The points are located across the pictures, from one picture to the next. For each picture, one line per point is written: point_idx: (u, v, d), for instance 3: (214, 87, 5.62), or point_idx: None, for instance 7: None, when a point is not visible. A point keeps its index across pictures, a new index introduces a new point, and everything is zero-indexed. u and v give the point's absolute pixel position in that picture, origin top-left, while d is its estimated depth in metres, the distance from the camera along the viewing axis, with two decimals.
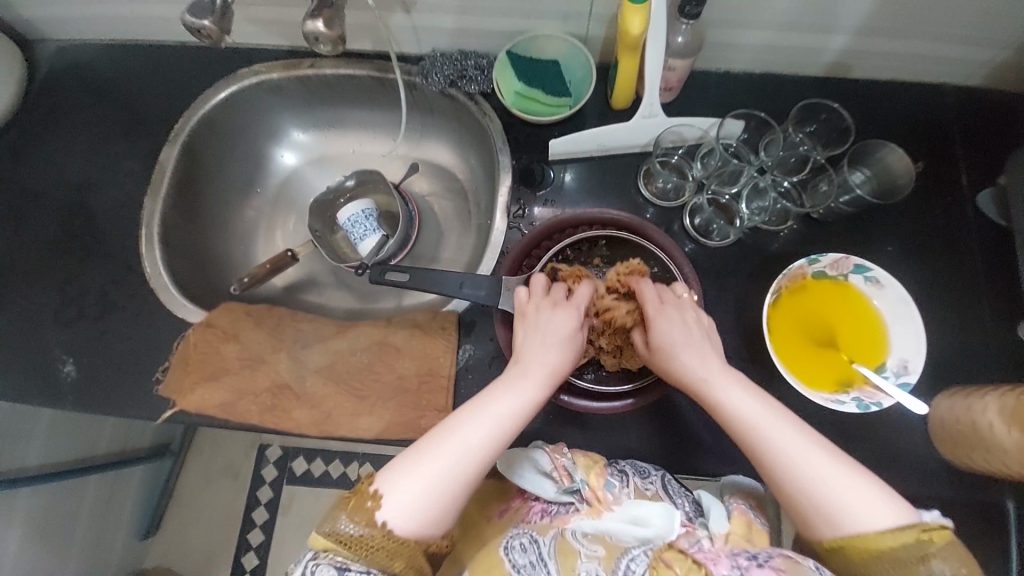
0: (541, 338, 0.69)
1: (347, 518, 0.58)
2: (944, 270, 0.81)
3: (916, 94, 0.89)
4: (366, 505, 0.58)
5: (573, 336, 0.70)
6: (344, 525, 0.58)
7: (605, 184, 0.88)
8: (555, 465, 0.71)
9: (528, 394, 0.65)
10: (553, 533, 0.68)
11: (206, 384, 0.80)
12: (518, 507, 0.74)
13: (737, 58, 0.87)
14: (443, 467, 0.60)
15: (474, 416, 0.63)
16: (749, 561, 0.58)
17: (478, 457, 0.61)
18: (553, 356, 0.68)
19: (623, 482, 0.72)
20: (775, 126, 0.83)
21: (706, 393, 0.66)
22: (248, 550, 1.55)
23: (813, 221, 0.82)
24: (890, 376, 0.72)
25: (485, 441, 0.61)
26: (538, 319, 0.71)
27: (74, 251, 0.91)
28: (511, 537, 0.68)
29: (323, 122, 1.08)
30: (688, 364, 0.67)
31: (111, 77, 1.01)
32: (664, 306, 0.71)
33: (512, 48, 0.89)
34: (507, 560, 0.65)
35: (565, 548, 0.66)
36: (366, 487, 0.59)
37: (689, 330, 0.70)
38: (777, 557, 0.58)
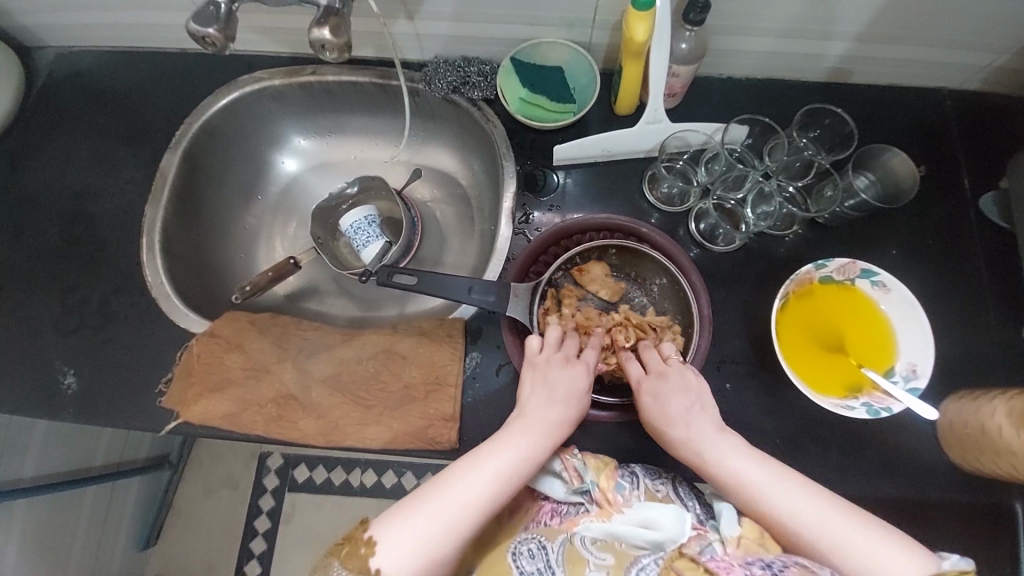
0: (544, 392, 0.69)
1: (339, 566, 0.56)
2: (948, 273, 0.82)
3: (916, 99, 0.89)
4: (360, 552, 0.56)
5: (577, 394, 0.70)
6: (336, 573, 0.56)
7: (610, 190, 0.88)
8: (566, 467, 0.70)
9: (528, 449, 0.64)
10: (562, 539, 0.67)
11: (211, 395, 0.79)
12: (529, 506, 0.74)
13: (739, 64, 0.88)
14: (442, 519, 0.58)
15: (477, 469, 0.61)
16: (763, 571, 0.58)
17: (477, 509, 0.59)
18: (555, 411, 0.68)
19: (634, 484, 0.71)
20: (779, 131, 0.83)
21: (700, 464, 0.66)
22: (250, 559, 1.53)
23: (818, 225, 0.83)
24: (899, 381, 0.72)
25: (485, 494, 0.60)
26: (547, 372, 0.70)
27: (73, 261, 0.90)
28: (519, 542, 0.67)
29: (325, 129, 1.07)
30: (682, 438, 0.67)
31: (111, 84, 1.00)
32: (652, 377, 0.71)
33: (516, 54, 0.90)
34: (514, 566, 0.65)
35: (573, 556, 0.65)
36: (360, 534, 0.57)
37: (686, 396, 0.70)
38: (792, 567, 0.58)
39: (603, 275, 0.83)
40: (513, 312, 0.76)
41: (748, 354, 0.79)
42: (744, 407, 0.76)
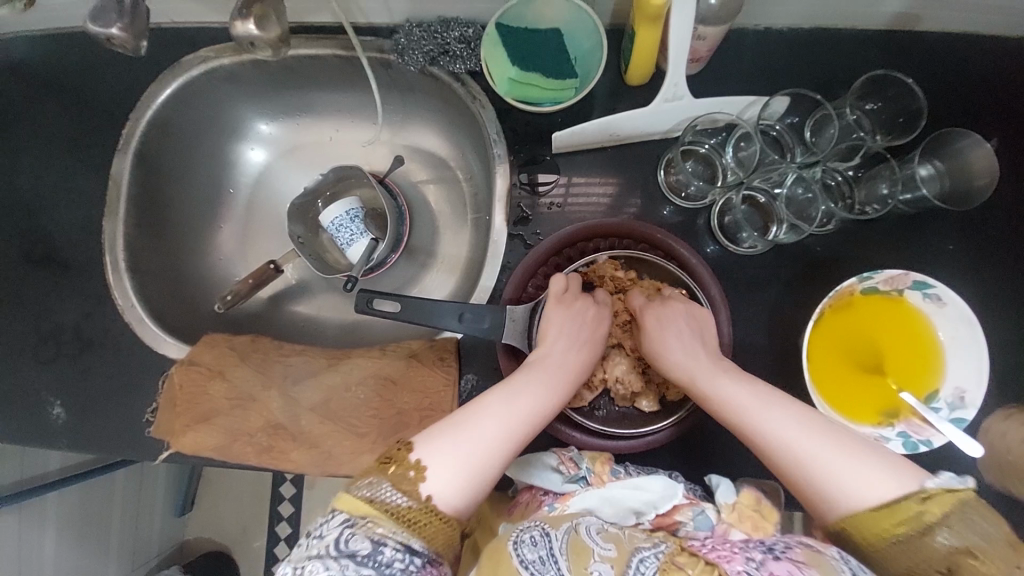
0: (563, 326, 0.65)
1: (389, 487, 0.53)
2: (1015, 270, 0.70)
3: (1003, 49, 0.72)
4: (410, 476, 0.54)
5: (598, 332, 0.67)
6: (387, 493, 0.53)
7: (617, 182, 0.76)
8: (562, 458, 0.67)
9: (554, 379, 0.62)
10: (566, 527, 0.58)
11: (198, 426, 0.76)
12: (528, 501, 0.67)
13: (781, 14, 0.70)
14: (476, 446, 0.56)
15: (509, 394, 0.59)
16: (764, 555, 0.52)
17: (513, 439, 0.57)
18: (576, 345, 0.65)
19: (630, 469, 0.68)
20: (829, 105, 0.68)
21: (694, 389, 0.62)
22: (280, 525, 1.63)
23: (864, 220, 0.70)
24: (942, 409, 0.64)
25: (518, 424, 0.58)
26: (568, 310, 0.66)
27: (39, 283, 0.84)
28: (521, 529, 0.57)
29: (292, 110, 0.94)
30: (676, 361, 0.63)
31: (43, 75, 0.87)
32: (654, 303, 0.67)
33: (501, 18, 0.73)
34: (515, 555, 0.54)
35: (579, 544, 0.55)
36: (406, 456, 0.55)
37: (691, 324, 0.65)
38: (796, 548, 0.52)
39: (613, 271, 0.73)
40: (509, 337, 0.68)
41: (772, 371, 0.71)
42: None
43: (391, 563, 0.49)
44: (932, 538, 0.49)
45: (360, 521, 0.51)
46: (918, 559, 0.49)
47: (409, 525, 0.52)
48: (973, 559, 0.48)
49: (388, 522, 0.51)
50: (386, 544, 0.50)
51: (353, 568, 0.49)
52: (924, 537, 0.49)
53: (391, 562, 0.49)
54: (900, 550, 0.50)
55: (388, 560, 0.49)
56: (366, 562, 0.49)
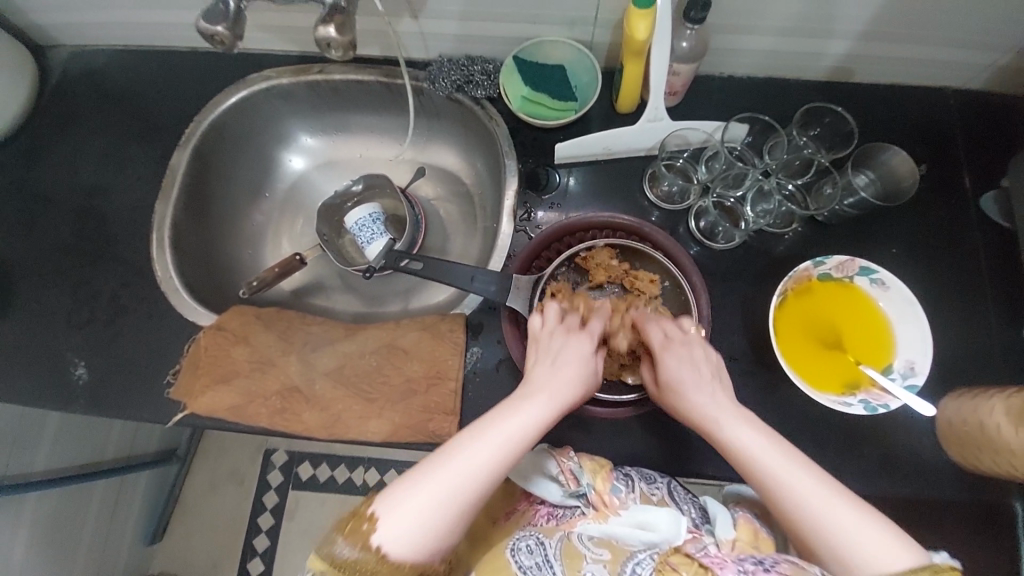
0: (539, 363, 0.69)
1: (343, 541, 0.55)
2: (949, 272, 0.82)
3: (918, 97, 0.89)
4: (364, 528, 0.56)
5: (574, 357, 0.69)
6: (340, 548, 0.55)
7: (610, 188, 0.89)
8: (562, 469, 0.72)
9: (534, 418, 0.63)
10: (559, 536, 0.67)
11: (217, 386, 0.81)
12: (524, 509, 0.75)
13: (740, 63, 0.88)
14: (438, 493, 0.57)
15: (474, 442, 0.60)
16: (755, 566, 0.56)
17: (483, 486, 0.58)
18: (562, 385, 0.67)
19: (629, 487, 0.72)
20: (779, 130, 0.84)
21: (712, 434, 0.65)
22: (254, 554, 1.55)
23: (818, 224, 0.83)
24: (897, 378, 0.72)
25: (484, 469, 0.59)
26: (551, 345, 0.70)
27: (86, 256, 0.92)
28: (517, 539, 0.67)
29: (331, 127, 1.09)
30: (697, 404, 0.66)
31: (123, 82, 1.02)
32: (673, 345, 0.71)
33: (518, 53, 0.91)
34: (513, 562, 0.63)
35: (571, 551, 0.64)
36: (364, 509, 0.57)
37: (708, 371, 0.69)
38: (783, 563, 0.56)
39: (609, 259, 0.83)
40: (513, 301, 0.78)
41: (748, 352, 0.79)
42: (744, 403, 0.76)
43: None
44: None
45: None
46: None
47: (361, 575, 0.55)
48: None
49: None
50: None
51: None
52: None
53: None
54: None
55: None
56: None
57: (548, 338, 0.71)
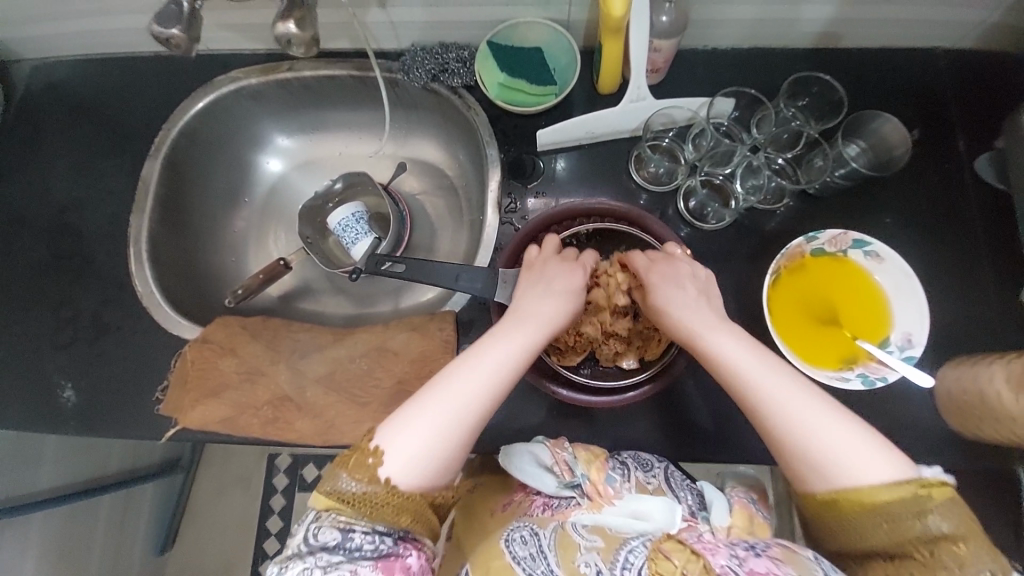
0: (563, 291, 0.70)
1: (348, 477, 0.57)
2: (945, 239, 0.80)
3: (908, 61, 0.86)
4: (368, 462, 0.57)
5: (574, 287, 0.70)
6: (345, 483, 0.56)
7: (594, 173, 0.87)
8: (556, 460, 0.71)
9: (526, 345, 0.65)
10: (554, 526, 0.67)
11: (207, 400, 0.79)
12: (521, 500, 0.74)
13: (723, 35, 0.85)
14: (440, 420, 0.59)
15: (469, 369, 0.62)
16: (745, 552, 0.59)
17: (477, 406, 0.60)
18: (545, 312, 0.68)
19: (624, 476, 0.72)
20: (766, 101, 0.81)
21: (698, 348, 0.66)
22: (266, 557, 1.55)
23: (809, 197, 0.81)
24: (894, 351, 0.71)
25: (484, 392, 0.61)
26: (547, 271, 0.71)
27: (63, 274, 0.90)
28: (512, 530, 0.67)
29: (307, 125, 1.05)
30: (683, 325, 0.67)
31: (88, 93, 0.99)
32: (657, 263, 0.71)
33: (493, 37, 0.87)
34: (508, 552, 0.64)
35: (565, 541, 0.64)
36: (366, 444, 0.58)
37: (689, 288, 0.69)
38: (774, 547, 0.59)
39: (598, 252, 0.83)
40: (501, 296, 0.75)
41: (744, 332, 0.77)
42: None
43: (360, 547, 0.54)
44: (925, 520, 0.53)
45: (325, 514, 0.55)
46: (902, 537, 0.54)
47: (368, 508, 0.56)
48: (955, 546, 0.52)
49: (350, 511, 0.56)
50: (353, 531, 0.55)
51: (326, 558, 0.53)
52: (916, 520, 0.53)
53: (359, 545, 0.54)
54: (880, 529, 0.54)
55: (357, 543, 0.54)
56: (337, 550, 0.54)
57: (543, 264, 0.72)
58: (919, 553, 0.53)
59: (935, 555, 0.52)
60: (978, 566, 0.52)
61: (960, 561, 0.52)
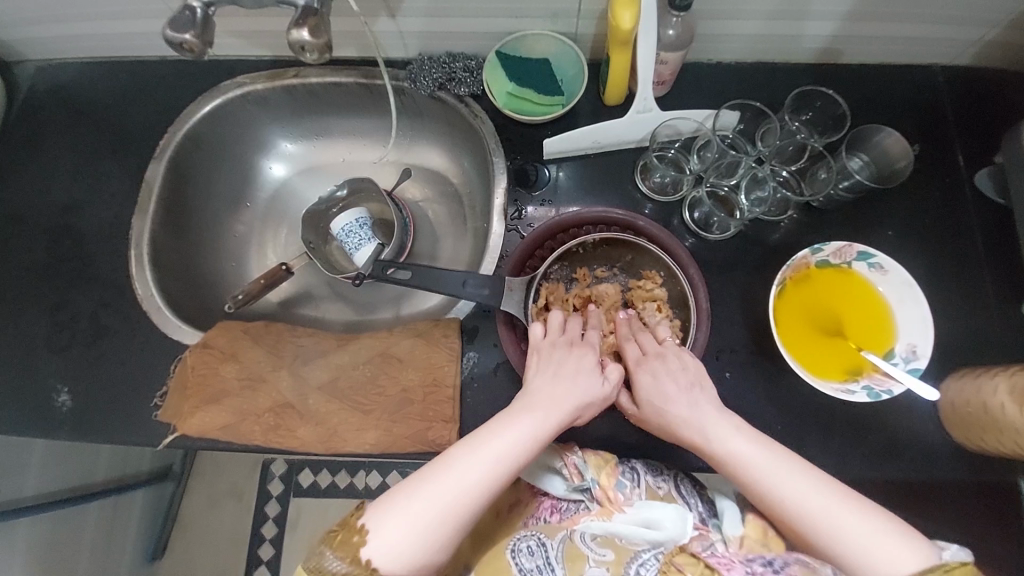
0: (561, 372, 0.69)
1: (332, 555, 0.56)
2: (945, 251, 0.81)
3: (907, 78, 0.88)
4: (354, 540, 0.56)
5: (584, 373, 0.69)
6: (330, 561, 0.55)
7: (600, 182, 0.87)
8: (567, 464, 0.72)
9: (533, 428, 0.63)
10: (562, 536, 0.67)
11: (207, 406, 0.78)
12: (528, 501, 0.75)
13: (728, 49, 0.86)
14: (437, 503, 0.57)
15: (471, 450, 0.61)
16: (763, 569, 0.59)
17: (474, 488, 0.59)
18: (558, 394, 0.67)
19: (634, 482, 0.72)
20: (771, 115, 0.82)
21: (701, 446, 0.65)
22: (259, 566, 1.51)
23: (813, 210, 0.82)
24: (899, 363, 0.71)
25: (485, 476, 0.59)
26: (554, 356, 0.70)
27: (61, 276, 0.89)
28: (518, 539, 0.67)
29: (312, 131, 1.05)
30: (684, 412, 0.66)
31: (93, 95, 0.99)
32: (647, 358, 0.72)
33: (501, 48, 0.88)
34: (515, 564, 0.64)
35: (573, 552, 0.65)
36: (355, 521, 0.57)
37: (684, 376, 0.69)
38: (793, 564, 0.59)
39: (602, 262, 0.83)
40: (507, 305, 0.75)
41: (748, 343, 0.77)
42: (747, 394, 0.75)
43: None
44: None
45: None
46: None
47: None
48: None
49: None
50: None
51: None
52: None
53: None
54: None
55: None
56: None
57: (551, 348, 0.71)
58: None
59: None
60: None
61: None
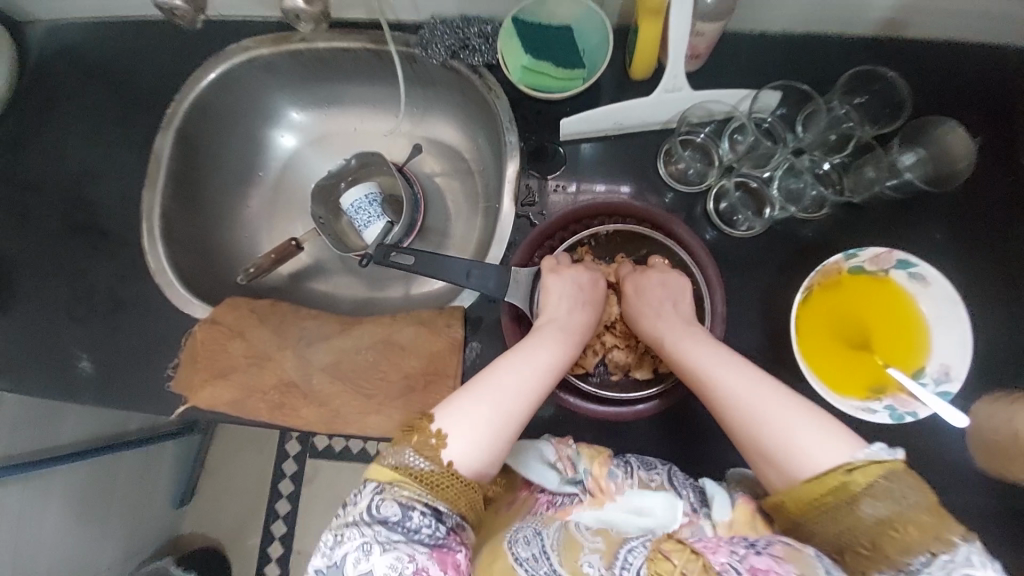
0: (567, 293, 0.71)
1: (413, 454, 0.56)
2: (1001, 257, 0.73)
3: (985, 55, 0.77)
4: (432, 443, 0.57)
5: (594, 295, 0.73)
6: (410, 459, 0.56)
7: (620, 166, 0.81)
8: (560, 456, 0.69)
9: (571, 337, 0.68)
10: (557, 526, 0.63)
11: (215, 381, 0.80)
12: (525, 497, 0.70)
13: (773, 18, 0.76)
14: (500, 401, 0.60)
15: (520, 355, 0.64)
16: (747, 549, 0.53)
17: (532, 384, 0.62)
18: (578, 307, 0.71)
19: (627, 473, 0.68)
20: (818, 98, 0.73)
21: (670, 354, 0.66)
22: (276, 519, 1.51)
23: (854, 207, 0.74)
24: (928, 384, 0.66)
25: (540, 374, 0.63)
26: (563, 274, 0.71)
27: (77, 248, 0.90)
28: (515, 530, 0.62)
29: (321, 100, 1.01)
30: (656, 324, 0.68)
31: (99, 58, 0.96)
32: (636, 273, 0.74)
33: (518, 13, 0.80)
34: (509, 553, 0.59)
35: (569, 539, 0.60)
36: (427, 426, 0.58)
37: (668, 293, 0.71)
38: (776, 544, 0.53)
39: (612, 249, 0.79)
40: (512, 296, 0.73)
41: (764, 349, 0.73)
42: None
43: (419, 529, 0.53)
44: (859, 508, 0.52)
45: (389, 487, 0.54)
46: (849, 523, 0.52)
47: (431, 488, 0.54)
48: (896, 532, 0.50)
49: (414, 488, 0.54)
50: (414, 510, 0.54)
51: (385, 533, 0.53)
52: (851, 506, 0.52)
53: (419, 528, 0.53)
54: (837, 514, 0.52)
55: (416, 525, 0.53)
56: (396, 527, 0.53)
57: (557, 271, 0.72)
58: (861, 545, 0.51)
59: (876, 546, 0.51)
60: (923, 550, 0.50)
61: (902, 547, 0.50)
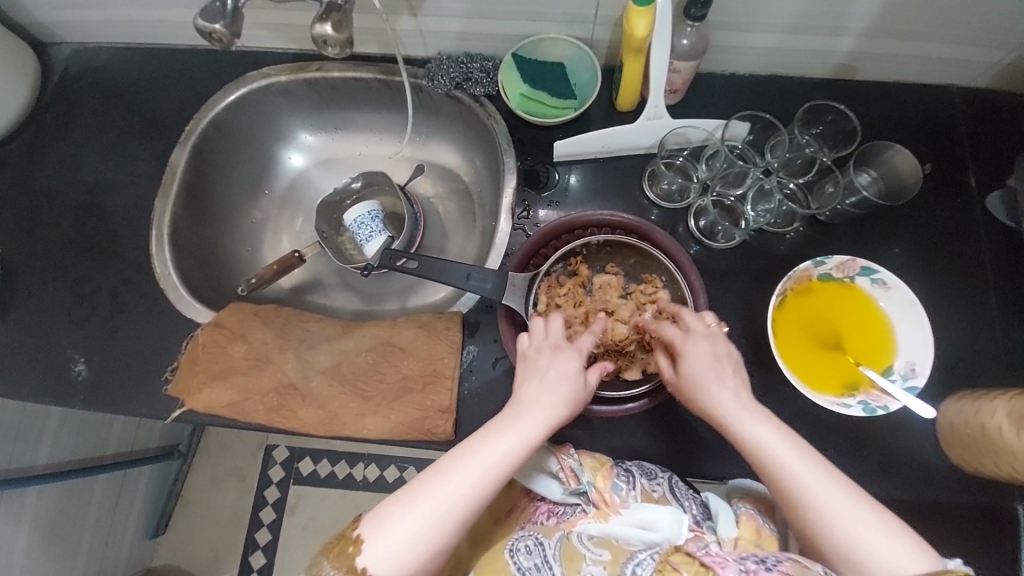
0: (536, 383, 0.65)
1: (330, 563, 0.56)
2: (952, 270, 0.81)
3: (923, 96, 0.88)
4: (348, 551, 0.56)
5: (570, 376, 0.66)
6: (328, 572, 0.56)
7: (608, 185, 0.88)
8: (562, 466, 0.69)
9: (522, 441, 0.61)
10: (558, 535, 0.63)
11: (214, 383, 0.81)
12: (525, 506, 0.73)
13: (740, 61, 0.87)
14: (427, 512, 0.57)
15: (460, 462, 0.59)
16: (757, 565, 0.54)
17: (463, 495, 0.57)
18: (549, 400, 0.63)
19: (629, 484, 0.69)
20: (780, 127, 0.83)
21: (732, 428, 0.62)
22: (255, 549, 1.44)
23: (819, 223, 0.83)
24: (897, 380, 0.72)
25: (474, 484, 0.58)
26: (538, 360, 0.67)
27: (83, 253, 0.93)
28: (516, 538, 0.63)
29: (331, 124, 1.09)
30: (715, 396, 0.63)
31: (123, 80, 1.03)
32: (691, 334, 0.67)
33: (518, 50, 0.90)
34: (512, 562, 0.60)
35: (570, 550, 0.61)
36: (350, 532, 0.57)
37: (720, 360, 0.65)
38: (785, 561, 0.54)
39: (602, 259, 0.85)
40: (508, 298, 0.77)
41: (746, 353, 0.78)
42: None
43: None
44: None
45: None
46: None
47: None
48: None
49: None
50: None
51: None
52: None
53: None
54: None
55: None
56: None
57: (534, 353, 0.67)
58: None
59: None
60: None
61: None
